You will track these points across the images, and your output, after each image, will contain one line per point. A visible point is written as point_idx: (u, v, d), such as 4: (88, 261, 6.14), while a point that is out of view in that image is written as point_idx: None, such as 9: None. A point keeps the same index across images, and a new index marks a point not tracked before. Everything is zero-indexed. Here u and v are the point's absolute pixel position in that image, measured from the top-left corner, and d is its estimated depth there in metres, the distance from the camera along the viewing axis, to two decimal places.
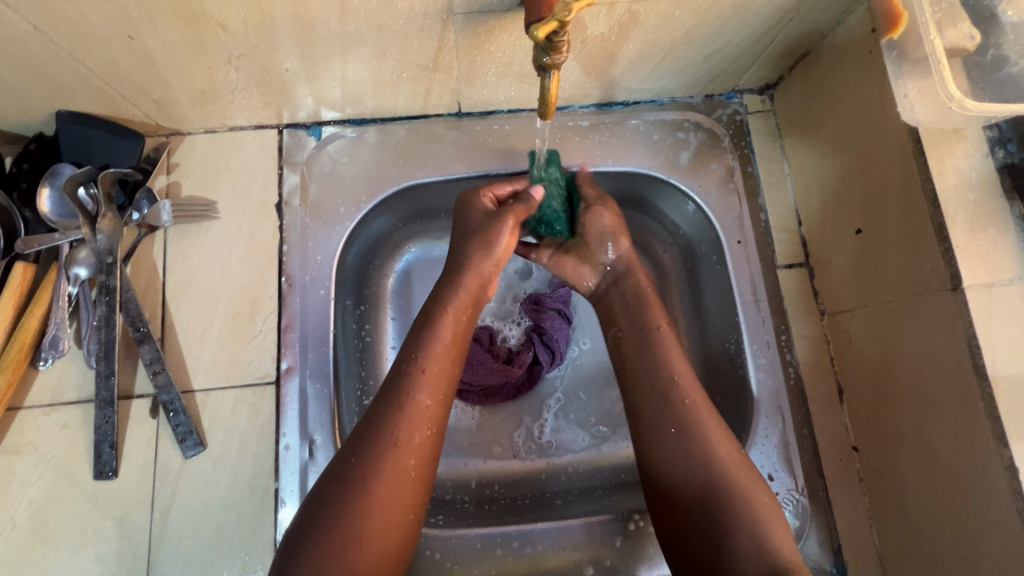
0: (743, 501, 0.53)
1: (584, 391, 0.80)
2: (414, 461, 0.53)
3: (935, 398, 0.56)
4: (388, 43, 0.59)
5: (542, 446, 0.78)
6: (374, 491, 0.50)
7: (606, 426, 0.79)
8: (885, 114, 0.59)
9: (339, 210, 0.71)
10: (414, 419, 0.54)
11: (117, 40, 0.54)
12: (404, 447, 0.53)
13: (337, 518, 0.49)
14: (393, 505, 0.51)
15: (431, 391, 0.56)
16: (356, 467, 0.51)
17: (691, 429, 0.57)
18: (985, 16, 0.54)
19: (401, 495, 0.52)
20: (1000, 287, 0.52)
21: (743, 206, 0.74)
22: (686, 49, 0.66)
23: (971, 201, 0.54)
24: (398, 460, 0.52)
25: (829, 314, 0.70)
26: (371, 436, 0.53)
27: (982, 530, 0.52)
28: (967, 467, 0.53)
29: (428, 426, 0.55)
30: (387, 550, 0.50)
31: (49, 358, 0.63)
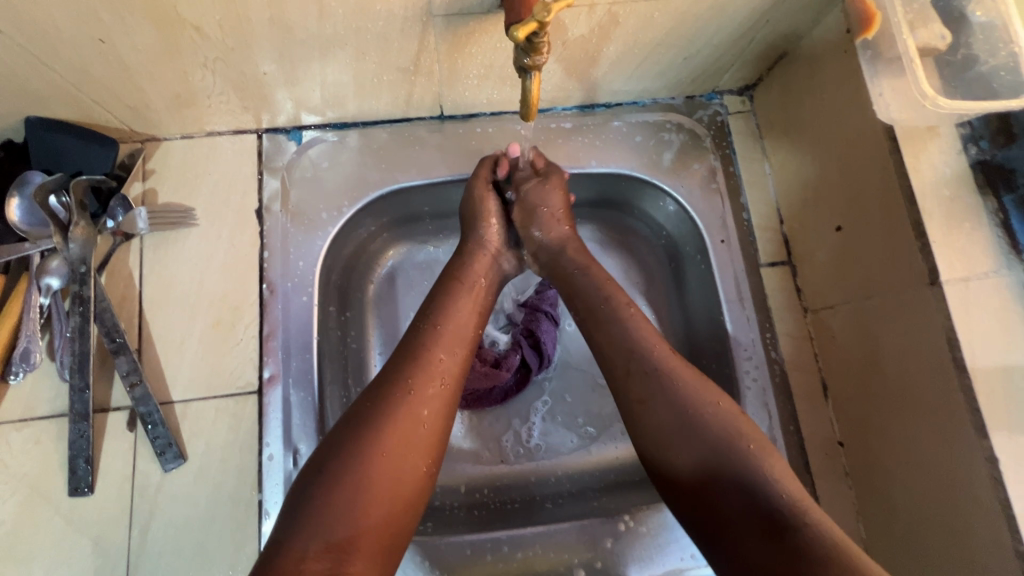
0: (722, 460, 0.52)
1: (572, 394, 0.80)
2: (428, 410, 0.54)
3: (920, 392, 0.56)
4: (367, 46, 0.58)
5: (530, 449, 0.77)
6: (381, 437, 0.51)
7: (594, 427, 0.79)
8: (862, 113, 0.60)
9: (321, 215, 0.70)
10: (431, 373, 0.56)
11: (88, 44, 0.53)
12: (418, 394, 0.54)
13: (346, 465, 0.49)
14: (405, 453, 0.51)
15: (446, 348, 0.59)
16: (371, 416, 0.52)
17: (655, 399, 0.56)
18: (955, 17, 0.55)
19: (412, 445, 0.52)
20: (976, 280, 0.53)
21: (725, 205, 0.75)
22: (666, 51, 0.67)
23: (947, 197, 0.55)
24: (410, 407, 0.53)
25: (812, 310, 0.71)
26: (387, 388, 0.54)
27: (965, 520, 0.52)
28: (949, 458, 0.54)
29: (440, 381, 0.56)
30: (395, 494, 0.50)
31: (20, 371, 0.61)
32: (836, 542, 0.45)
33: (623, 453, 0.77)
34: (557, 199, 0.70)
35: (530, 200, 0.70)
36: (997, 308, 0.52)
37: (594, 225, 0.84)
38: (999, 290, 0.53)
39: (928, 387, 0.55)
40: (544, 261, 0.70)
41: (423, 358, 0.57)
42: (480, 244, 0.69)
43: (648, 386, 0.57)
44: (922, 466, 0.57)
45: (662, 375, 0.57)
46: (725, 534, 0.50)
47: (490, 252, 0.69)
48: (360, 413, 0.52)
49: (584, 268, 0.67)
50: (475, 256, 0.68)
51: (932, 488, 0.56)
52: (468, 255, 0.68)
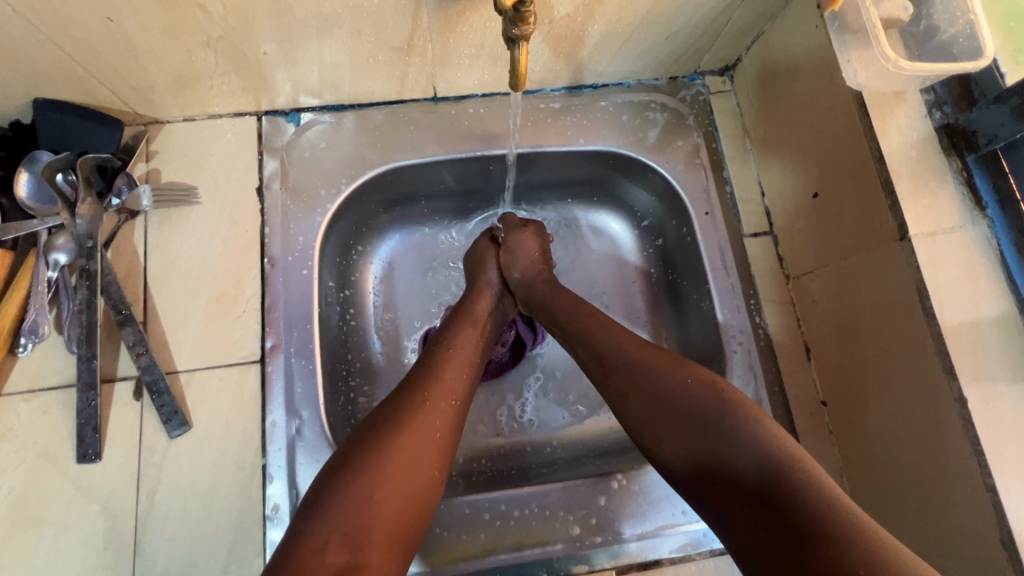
0: (721, 444, 0.50)
1: (564, 372, 0.83)
2: (441, 421, 0.54)
3: (900, 363, 0.58)
4: (363, 25, 0.61)
5: (523, 424, 0.80)
6: (400, 438, 0.51)
7: (584, 405, 0.81)
8: (833, 84, 0.63)
9: (319, 192, 0.73)
10: (444, 391, 0.57)
11: (97, 23, 0.55)
12: (432, 405, 0.55)
13: (363, 460, 0.49)
14: (421, 457, 0.51)
15: (459, 365, 0.61)
16: (388, 418, 0.52)
17: (635, 391, 0.57)
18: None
19: (428, 450, 0.52)
20: (942, 234, 0.56)
21: (709, 179, 0.78)
22: (648, 31, 0.70)
23: (913, 159, 0.58)
24: (425, 416, 0.53)
25: (794, 277, 0.74)
26: (403, 398, 0.55)
27: (942, 464, 0.55)
28: (923, 407, 0.56)
29: (453, 396, 0.57)
30: (410, 495, 0.49)
31: (30, 343, 0.63)
32: (823, 499, 0.44)
33: (614, 424, 0.79)
34: (531, 245, 0.76)
35: (509, 246, 0.76)
36: (961, 259, 0.56)
37: (580, 202, 0.88)
38: (963, 244, 0.56)
39: (906, 354, 0.58)
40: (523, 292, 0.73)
41: (438, 372, 0.58)
42: (486, 285, 0.74)
43: (638, 384, 0.57)
44: (901, 422, 0.59)
45: (645, 370, 0.57)
46: (723, 509, 0.49)
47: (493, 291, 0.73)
48: (382, 416, 0.53)
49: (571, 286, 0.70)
50: (481, 293, 0.72)
51: (910, 439, 0.58)
52: (473, 292, 0.72)
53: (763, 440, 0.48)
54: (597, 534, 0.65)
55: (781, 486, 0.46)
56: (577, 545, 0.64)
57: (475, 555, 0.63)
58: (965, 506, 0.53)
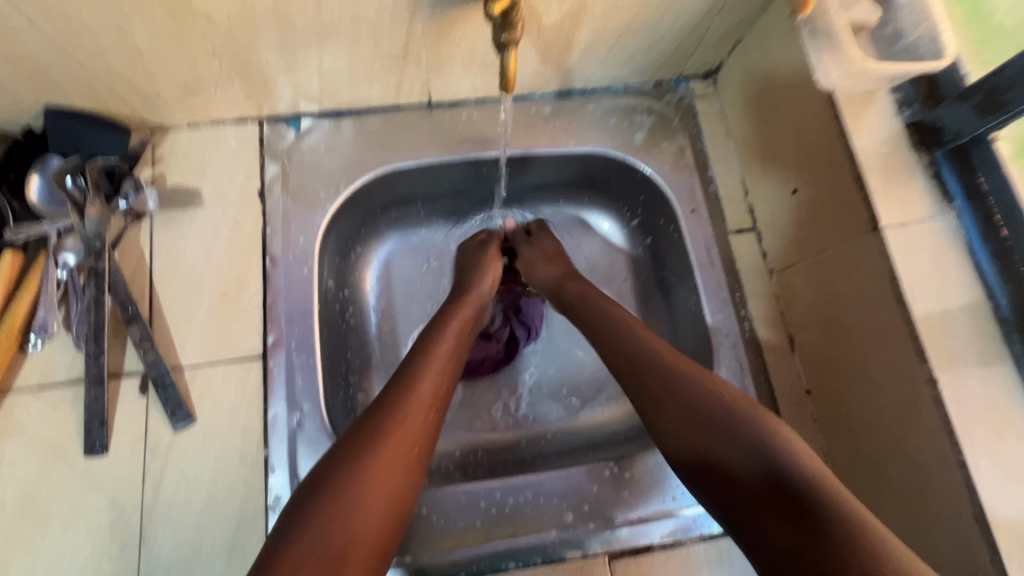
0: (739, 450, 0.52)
1: (558, 367, 0.85)
2: (415, 439, 0.55)
3: (881, 355, 0.60)
4: (361, 34, 0.65)
5: (518, 417, 0.82)
6: (375, 459, 0.52)
7: (578, 399, 0.83)
8: (808, 86, 0.67)
9: (319, 195, 0.76)
10: (418, 405, 0.57)
11: (109, 34, 0.58)
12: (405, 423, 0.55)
13: (342, 483, 0.50)
14: (393, 477, 0.52)
15: (436, 379, 0.61)
16: (364, 439, 0.53)
17: (666, 397, 0.58)
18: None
19: (401, 469, 0.53)
20: (912, 225, 0.59)
21: (694, 179, 0.81)
22: (633, 37, 0.73)
23: (884, 154, 0.61)
24: (400, 435, 0.54)
25: (777, 271, 0.76)
26: (378, 415, 0.55)
27: (920, 442, 0.57)
28: (897, 390, 0.59)
29: (429, 411, 0.58)
30: (383, 515, 0.51)
31: (40, 339, 0.66)
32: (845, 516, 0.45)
33: (607, 417, 0.82)
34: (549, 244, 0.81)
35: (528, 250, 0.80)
36: (931, 248, 0.59)
37: (571, 204, 0.91)
38: (933, 234, 0.59)
39: (885, 350, 0.60)
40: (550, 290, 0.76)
41: (414, 386, 0.58)
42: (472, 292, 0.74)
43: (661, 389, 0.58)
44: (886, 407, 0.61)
45: (678, 380, 0.58)
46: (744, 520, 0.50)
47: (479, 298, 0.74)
48: (358, 436, 0.53)
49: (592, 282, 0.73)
50: (466, 300, 0.72)
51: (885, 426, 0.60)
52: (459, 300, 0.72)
53: (789, 454, 0.50)
54: (590, 520, 0.67)
55: (806, 500, 0.47)
56: (571, 531, 0.66)
57: (471, 542, 0.65)
58: (938, 483, 0.56)
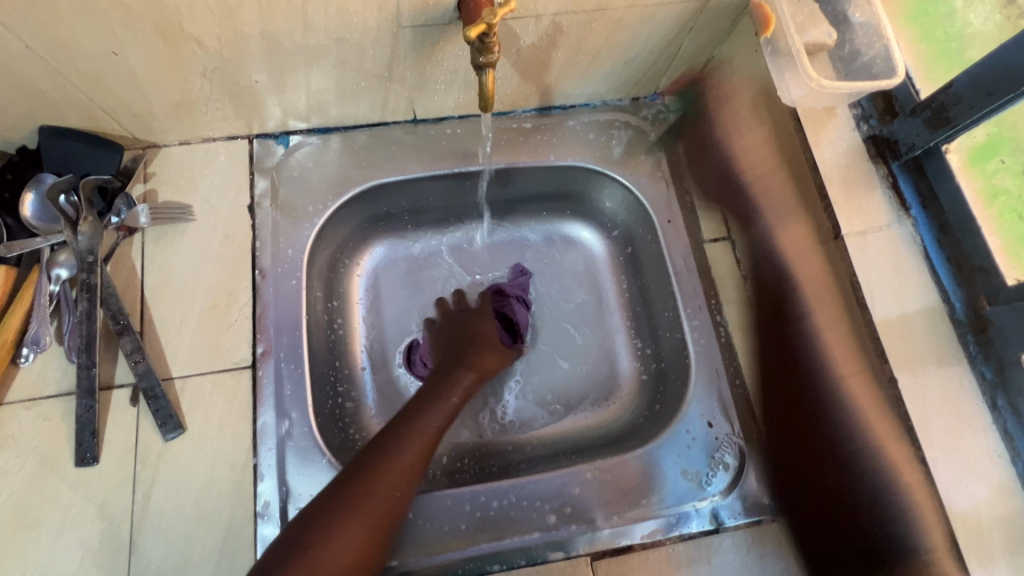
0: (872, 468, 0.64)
1: (542, 374, 0.87)
2: (388, 507, 0.58)
3: (855, 397, 0.65)
4: (346, 55, 0.67)
5: (503, 423, 0.84)
6: (344, 521, 0.55)
7: (562, 405, 0.85)
8: (772, 102, 0.70)
9: (307, 209, 0.78)
10: (398, 475, 0.59)
11: (103, 57, 0.61)
12: (386, 484, 0.58)
13: (310, 538, 0.53)
14: (359, 540, 0.55)
15: (424, 445, 0.63)
16: (340, 499, 0.56)
17: (828, 417, 0.67)
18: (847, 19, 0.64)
19: (368, 533, 0.56)
20: (872, 233, 0.63)
21: (670, 190, 0.84)
22: (608, 56, 0.77)
23: (843, 166, 0.65)
24: (373, 500, 0.57)
25: (750, 279, 0.80)
26: (359, 477, 0.58)
27: (884, 440, 0.63)
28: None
29: (407, 480, 0.60)
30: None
31: (32, 353, 0.67)
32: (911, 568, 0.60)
33: (591, 420, 0.84)
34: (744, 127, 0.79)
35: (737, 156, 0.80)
36: (890, 254, 0.63)
37: (553, 216, 0.93)
38: (890, 240, 0.63)
39: (830, 396, 0.67)
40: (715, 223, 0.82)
41: (399, 452, 0.61)
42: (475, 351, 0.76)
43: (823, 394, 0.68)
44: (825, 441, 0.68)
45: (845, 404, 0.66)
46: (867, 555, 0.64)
47: (484, 360, 0.75)
48: (337, 495, 0.56)
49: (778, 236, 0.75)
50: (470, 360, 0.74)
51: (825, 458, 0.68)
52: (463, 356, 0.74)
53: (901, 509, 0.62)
54: (572, 522, 0.68)
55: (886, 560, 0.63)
56: (553, 533, 0.68)
57: (457, 543, 0.67)
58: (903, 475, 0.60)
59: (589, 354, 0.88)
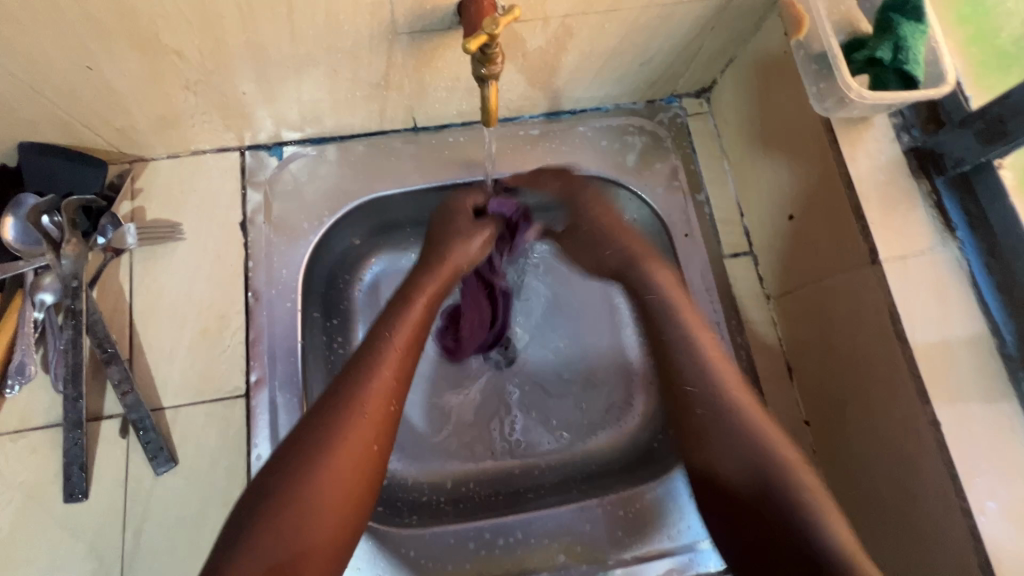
0: (749, 480, 0.54)
1: (548, 393, 0.81)
2: (374, 428, 0.54)
3: (889, 442, 0.58)
4: (339, 64, 0.63)
5: (510, 446, 0.78)
6: (333, 450, 0.51)
7: (570, 432, 0.79)
8: (803, 109, 0.64)
9: (302, 226, 0.74)
10: (378, 396, 0.55)
11: (76, 71, 0.57)
12: (366, 407, 0.54)
13: (299, 467, 0.50)
14: (355, 466, 0.52)
15: (398, 364, 0.58)
16: (322, 429, 0.52)
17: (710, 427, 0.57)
18: (908, 9, 0.55)
19: (361, 458, 0.52)
20: (913, 257, 0.57)
21: (687, 202, 0.79)
22: (622, 58, 0.71)
23: (881, 182, 0.59)
24: (359, 424, 0.53)
25: (775, 297, 0.74)
26: (338, 403, 0.53)
27: (918, 497, 0.55)
28: (893, 421, 0.58)
29: (393, 401, 0.56)
30: (341, 508, 0.50)
31: (17, 384, 0.64)
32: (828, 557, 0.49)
33: (603, 444, 0.78)
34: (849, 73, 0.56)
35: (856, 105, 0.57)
36: (936, 283, 0.56)
37: None
38: (936, 267, 0.56)
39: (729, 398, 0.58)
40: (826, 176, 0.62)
41: (372, 368, 0.56)
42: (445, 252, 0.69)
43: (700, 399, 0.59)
44: (898, 474, 0.58)
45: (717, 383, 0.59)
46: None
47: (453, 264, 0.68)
48: (318, 422, 0.52)
49: (638, 265, 0.68)
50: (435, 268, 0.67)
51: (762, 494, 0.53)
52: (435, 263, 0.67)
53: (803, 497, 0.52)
54: (583, 561, 0.66)
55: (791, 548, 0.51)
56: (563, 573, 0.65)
57: None
58: (949, 547, 0.53)
59: (594, 372, 0.82)
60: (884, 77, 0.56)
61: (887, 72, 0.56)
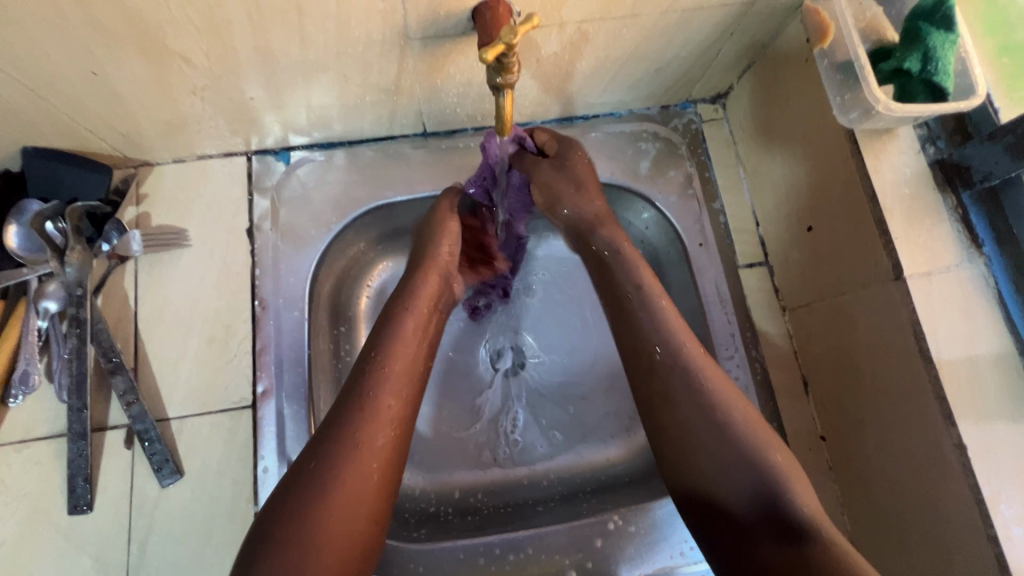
0: (731, 476, 0.51)
1: (544, 392, 0.80)
2: (378, 458, 0.51)
3: (911, 462, 0.57)
4: (349, 69, 0.61)
5: (510, 450, 0.77)
6: (332, 487, 0.48)
7: (561, 433, 0.78)
8: (825, 119, 0.63)
9: (310, 233, 0.72)
10: (378, 423, 0.52)
11: (81, 77, 0.55)
12: (365, 438, 0.51)
13: (298, 511, 0.46)
14: (357, 503, 0.48)
15: (400, 387, 0.55)
16: (320, 464, 0.49)
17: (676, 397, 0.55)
18: (938, 17, 0.53)
19: (366, 493, 0.49)
20: (938, 274, 0.55)
21: (702, 210, 0.77)
22: (638, 64, 0.69)
23: (906, 196, 0.57)
24: (359, 456, 0.50)
25: (790, 309, 0.73)
26: (335, 435, 0.50)
27: (941, 520, 0.54)
28: (923, 441, 0.55)
29: (393, 426, 0.53)
30: (347, 546, 0.47)
31: (20, 395, 0.62)
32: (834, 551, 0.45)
33: (610, 455, 0.77)
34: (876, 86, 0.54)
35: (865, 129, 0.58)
36: (962, 300, 0.55)
37: None
38: (961, 283, 0.55)
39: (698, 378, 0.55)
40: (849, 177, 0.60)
41: (370, 395, 0.53)
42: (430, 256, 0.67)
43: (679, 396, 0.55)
44: (920, 495, 0.56)
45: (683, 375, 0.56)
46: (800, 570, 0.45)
47: (440, 266, 0.66)
48: (316, 457, 0.49)
49: (602, 227, 0.66)
50: (426, 273, 0.65)
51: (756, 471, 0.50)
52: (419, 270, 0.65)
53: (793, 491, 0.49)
54: None
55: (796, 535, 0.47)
56: None
57: None
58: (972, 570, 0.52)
59: (602, 380, 0.80)
60: (911, 88, 0.54)
61: (914, 84, 0.54)
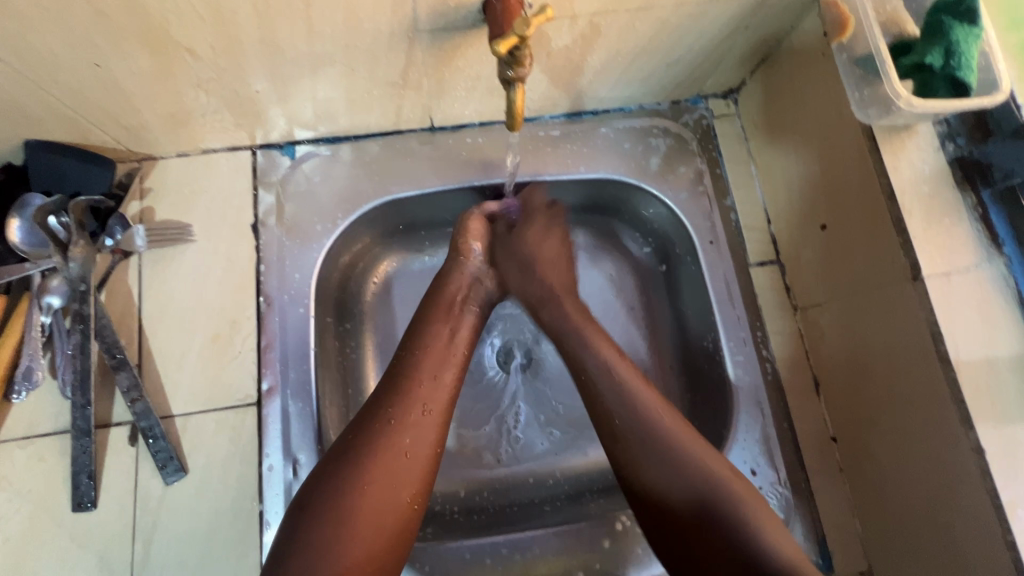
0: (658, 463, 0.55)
1: (547, 388, 0.79)
2: (410, 440, 0.55)
3: (928, 465, 0.56)
4: (356, 62, 0.60)
5: (513, 449, 0.76)
6: (365, 467, 0.52)
7: (560, 432, 0.77)
8: (842, 115, 0.61)
9: (315, 228, 0.71)
10: (409, 407, 0.57)
11: (84, 69, 0.54)
12: (397, 422, 0.55)
13: (336, 488, 0.51)
14: (394, 483, 0.53)
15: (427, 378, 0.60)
16: (354, 447, 0.53)
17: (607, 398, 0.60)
18: (961, 11, 0.52)
19: (400, 473, 0.53)
20: (957, 274, 0.54)
21: (713, 207, 0.76)
22: (650, 58, 0.68)
23: (925, 194, 0.56)
24: (391, 437, 0.54)
25: (802, 308, 0.72)
26: (368, 421, 0.55)
27: (959, 525, 0.53)
28: (930, 440, 0.55)
29: (422, 410, 0.57)
30: (384, 521, 0.51)
31: (23, 391, 0.62)
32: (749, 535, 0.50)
33: None
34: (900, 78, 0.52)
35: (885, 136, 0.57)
36: (981, 302, 0.54)
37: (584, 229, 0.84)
38: (980, 284, 0.54)
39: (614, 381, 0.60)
40: (866, 176, 0.59)
41: (403, 385, 0.58)
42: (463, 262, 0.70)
43: (638, 440, 0.57)
44: (937, 499, 0.55)
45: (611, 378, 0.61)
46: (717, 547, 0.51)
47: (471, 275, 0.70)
48: (350, 442, 0.54)
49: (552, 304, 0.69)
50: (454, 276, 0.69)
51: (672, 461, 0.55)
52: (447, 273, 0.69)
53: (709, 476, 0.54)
54: None
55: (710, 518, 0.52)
56: None
57: None
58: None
59: None
60: (934, 82, 0.53)
61: (937, 80, 0.53)
